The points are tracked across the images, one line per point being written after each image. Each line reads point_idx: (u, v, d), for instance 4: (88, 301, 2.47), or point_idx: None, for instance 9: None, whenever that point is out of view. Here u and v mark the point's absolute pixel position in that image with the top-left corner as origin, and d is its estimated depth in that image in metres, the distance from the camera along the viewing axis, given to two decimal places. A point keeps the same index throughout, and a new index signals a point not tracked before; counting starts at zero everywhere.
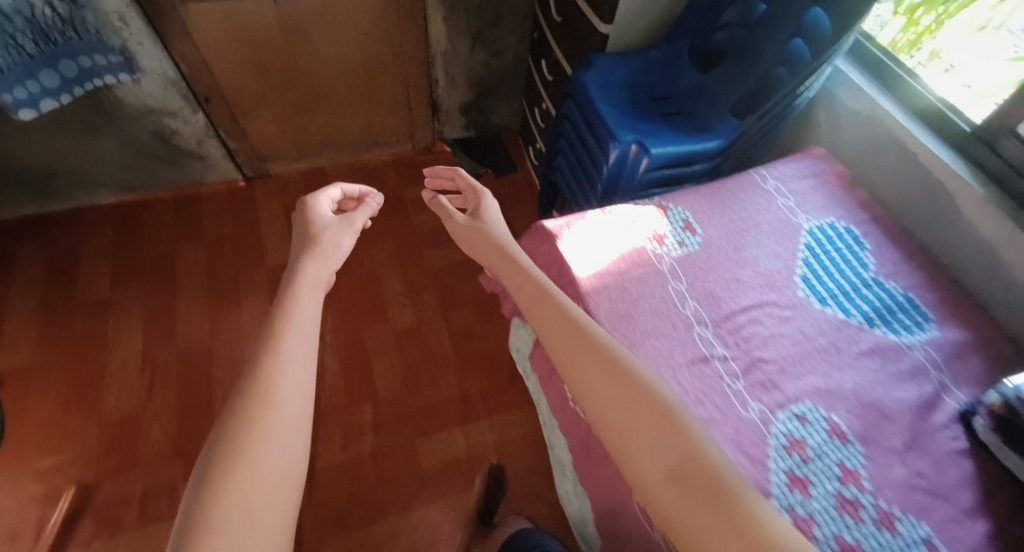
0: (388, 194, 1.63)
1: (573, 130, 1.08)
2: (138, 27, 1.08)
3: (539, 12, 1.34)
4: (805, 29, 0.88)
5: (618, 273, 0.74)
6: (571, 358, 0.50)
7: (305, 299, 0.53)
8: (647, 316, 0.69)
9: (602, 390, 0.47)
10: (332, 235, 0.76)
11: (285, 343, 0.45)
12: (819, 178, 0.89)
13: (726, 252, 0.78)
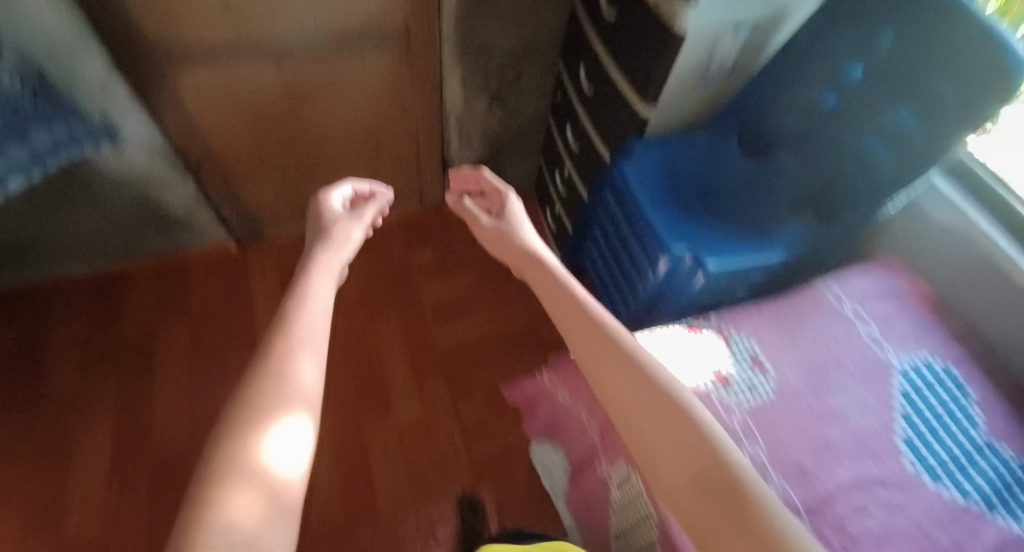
0: (393, 259, 1.50)
1: (607, 223, 0.96)
2: (123, 98, 0.93)
3: (563, 74, 1.21)
4: (889, 126, 0.73)
5: None
6: (591, 359, 0.53)
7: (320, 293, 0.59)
8: None
9: (625, 390, 0.48)
10: (342, 227, 0.83)
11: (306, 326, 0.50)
12: (901, 297, 0.77)
13: (809, 401, 0.65)
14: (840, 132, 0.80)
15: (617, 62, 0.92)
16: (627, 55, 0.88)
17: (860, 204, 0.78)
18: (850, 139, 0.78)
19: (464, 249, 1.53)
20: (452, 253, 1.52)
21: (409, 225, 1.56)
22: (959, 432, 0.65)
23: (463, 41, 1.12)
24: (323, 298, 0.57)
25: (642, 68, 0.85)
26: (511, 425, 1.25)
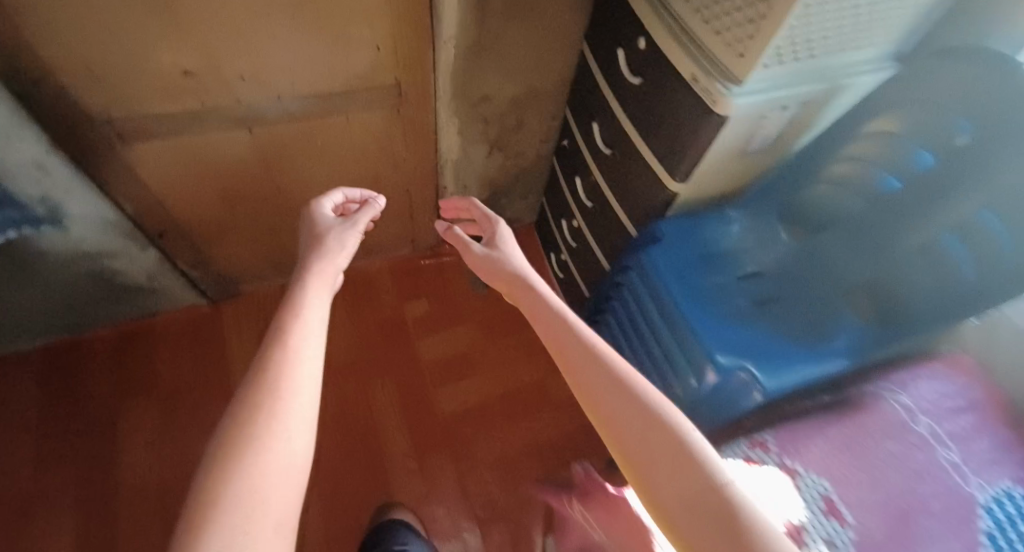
0: (386, 313, 1.37)
1: (633, 305, 0.84)
2: (64, 175, 0.79)
3: (572, 122, 1.10)
4: (961, 223, 0.64)
5: None
6: (589, 381, 0.52)
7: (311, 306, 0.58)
8: None
9: (623, 410, 0.48)
10: (336, 234, 0.72)
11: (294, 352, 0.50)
12: (976, 411, 0.69)
13: None
14: (907, 223, 0.71)
15: (642, 128, 0.83)
16: (656, 125, 0.80)
17: (928, 311, 0.69)
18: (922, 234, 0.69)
19: (463, 299, 1.41)
20: (449, 304, 1.40)
21: (401, 273, 1.42)
22: None
23: (460, 87, 1.00)
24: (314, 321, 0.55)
25: (676, 142, 0.76)
26: (521, 506, 1.15)
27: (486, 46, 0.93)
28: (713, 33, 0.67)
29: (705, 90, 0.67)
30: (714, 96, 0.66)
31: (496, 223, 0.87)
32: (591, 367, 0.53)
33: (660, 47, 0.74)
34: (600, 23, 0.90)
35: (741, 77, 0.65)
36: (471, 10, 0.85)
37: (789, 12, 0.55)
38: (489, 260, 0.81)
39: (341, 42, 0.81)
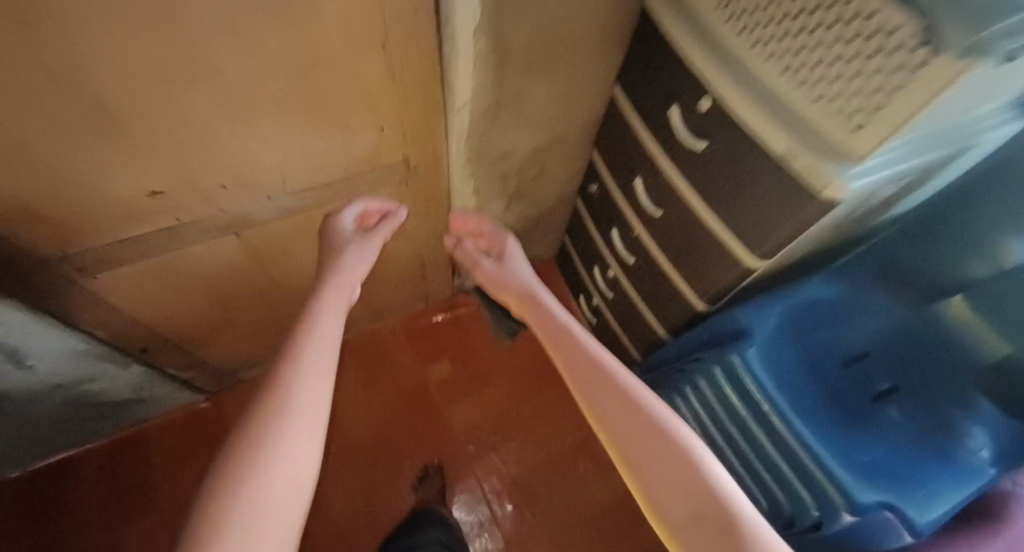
0: (404, 379, 1.26)
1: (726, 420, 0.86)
2: (17, 317, 0.66)
3: (601, 164, 0.97)
4: None
5: None
6: (599, 395, 0.49)
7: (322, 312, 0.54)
8: None
9: (632, 429, 0.45)
10: (353, 248, 0.67)
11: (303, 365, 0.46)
12: None
13: None
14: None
15: (707, 200, 0.71)
16: (728, 200, 0.68)
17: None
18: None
19: (487, 355, 1.29)
20: (472, 363, 1.28)
21: (415, 332, 1.30)
22: None
23: (476, 148, 0.86)
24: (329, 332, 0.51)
25: (764, 222, 0.65)
26: None
27: (505, 103, 0.79)
28: (810, 101, 0.54)
29: (807, 174, 0.55)
30: (823, 182, 0.54)
31: (512, 242, 0.88)
32: (597, 383, 0.51)
33: (732, 115, 0.61)
34: (637, 70, 0.76)
35: (858, 154, 0.52)
36: (489, 70, 0.71)
37: (938, 89, 0.42)
38: (505, 279, 0.80)
39: (339, 125, 0.67)
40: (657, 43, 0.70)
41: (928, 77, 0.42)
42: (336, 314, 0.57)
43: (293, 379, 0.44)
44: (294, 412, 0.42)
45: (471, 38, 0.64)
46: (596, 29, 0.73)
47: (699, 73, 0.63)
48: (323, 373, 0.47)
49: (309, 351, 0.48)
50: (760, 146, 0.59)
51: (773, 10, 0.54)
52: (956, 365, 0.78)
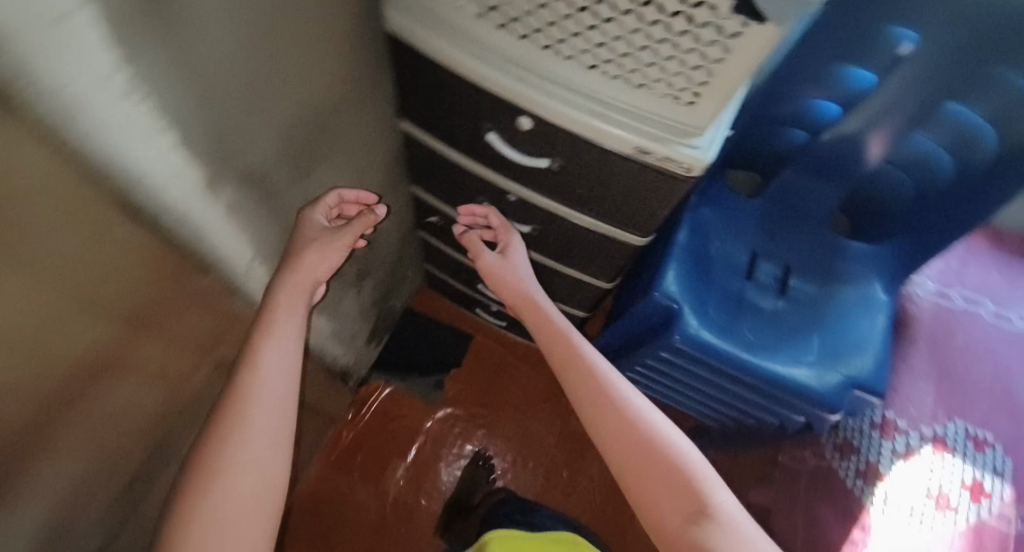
0: (364, 508, 1.08)
1: (682, 377, 0.78)
2: None
3: (429, 195, 0.82)
4: (898, 149, 0.66)
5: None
6: (593, 391, 0.55)
7: (270, 369, 0.45)
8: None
9: (626, 435, 0.52)
10: (319, 248, 0.54)
11: (255, 421, 0.43)
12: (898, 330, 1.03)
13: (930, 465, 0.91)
14: (848, 151, 0.69)
15: (579, 204, 0.64)
16: (601, 200, 0.61)
17: (907, 214, 0.71)
18: (863, 148, 0.67)
19: (429, 424, 1.15)
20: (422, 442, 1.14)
21: (344, 458, 1.11)
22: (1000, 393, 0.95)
23: None
24: (284, 383, 0.46)
25: (645, 208, 0.60)
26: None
27: (293, 221, 0.60)
28: (631, 91, 0.48)
29: (665, 161, 0.51)
30: (684, 166, 0.50)
31: (512, 240, 0.71)
32: (592, 387, 0.56)
33: (564, 128, 0.53)
34: (426, 100, 0.62)
35: (701, 124, 0.48)
36: (254, 211, 0.51)
37: (760, 52, 0.39)
38: (500, 273, 0.68)
39: (99, 422, 0.44)
40: (433, 72, 0.57)
41: (744, 45, 0.39)
42: (285, 367, 0.46)
43: (248, 426, 0.42)
44: (240, 469, 0.41)
45: (207, 201, 0.44)
46: (336, 85, 0.55)
47: (504, 98, 0.53)
48: (283, 384, 0.45)
49: (244, 399, 0.43)
50: (608, 148, 0.53)
51: (549, 11, 0.43)
52: (819, 218, 0.75)
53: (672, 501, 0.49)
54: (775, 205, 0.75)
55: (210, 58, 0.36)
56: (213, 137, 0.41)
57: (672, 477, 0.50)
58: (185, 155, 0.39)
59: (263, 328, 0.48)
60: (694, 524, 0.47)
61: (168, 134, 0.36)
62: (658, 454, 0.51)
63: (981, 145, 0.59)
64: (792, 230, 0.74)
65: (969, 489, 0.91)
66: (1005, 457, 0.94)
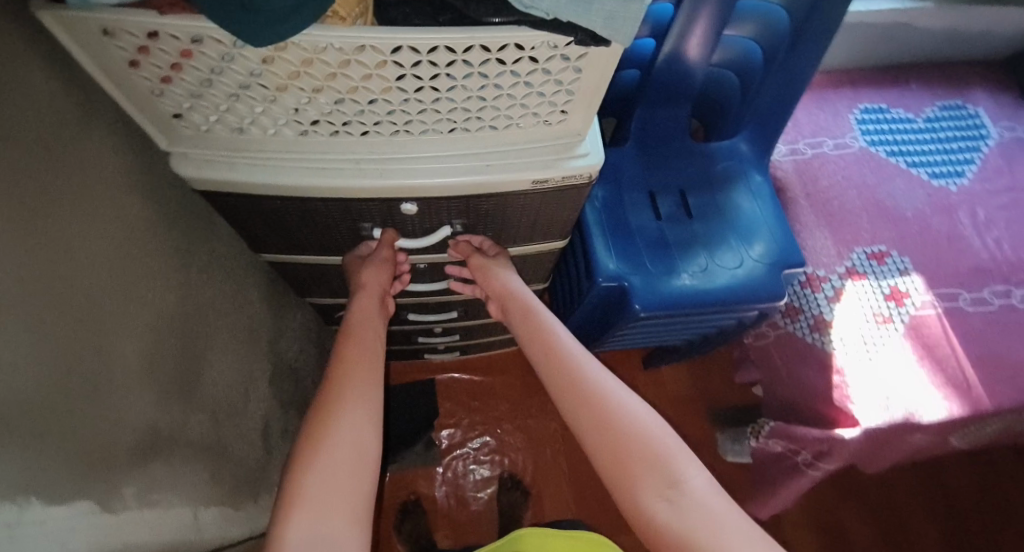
0: None
1: (657, 330, 0.79)
2: None
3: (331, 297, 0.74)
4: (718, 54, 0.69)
5: (952, 378, 0.65)
6: (558, 378, 0.50)
7: (361, 370, 0.46)
8: (931, 358, 0.67)
9: (588, 417, 0.45)
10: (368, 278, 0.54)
11: (350, 400, 0.43)
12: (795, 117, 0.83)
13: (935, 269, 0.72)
14: (679, 71, 0.66)
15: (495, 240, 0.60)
16: (515, 229, 0.59)
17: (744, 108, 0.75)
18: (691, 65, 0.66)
19: (440, 482, 1.11)
20: (444, 500, 1.09)
21: None
22: (950, 166, 0.79)
23: (253, 483, 0.57)
24: (371, 378, 0.46)
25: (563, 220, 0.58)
26: None
27: (214, 434, 0.50)
28: (501, 134, 0.44)
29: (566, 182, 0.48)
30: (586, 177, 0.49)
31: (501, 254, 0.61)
32: (558, 370, 0.50)
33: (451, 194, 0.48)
34: (280, 228, 0.54)
35: (581, 131, 0.46)
36: (169, 468, 0.42)
37: (611, 62, 0.38)
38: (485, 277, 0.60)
39: None
40: (277, 206, 0.49)
41: (593, 62, 0.37)
42: (370, 365, 0.48)
43: (344, 402, 0.43)
44: (340, 436, 0.40)
45: (117, 512, 0.35)
46: (161, 282, 0.44)
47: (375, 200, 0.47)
48: (367, 386, 0.45)
49: (344, 380, 0.45)
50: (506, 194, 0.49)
51: (381, 102, 0.39)
52: (682, 140, 0.76)
53: (640, 487, 0.40)
54: (643, 146, 0.76)
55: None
56: (63, 448, 0.31)
57: (637, 458, 0.41)
58: (44, 501, 0.29)
59: (347, 339, 0.49)
60: (661, 502, 0.39)
61: (7, 505, 0.27)
62: (621, 424, 0.44)
63: (779, 28, 0.65)
64: (667, 160, 0.76)
65: (888, 296, 0.71)
66: (906, 257, 0.73)
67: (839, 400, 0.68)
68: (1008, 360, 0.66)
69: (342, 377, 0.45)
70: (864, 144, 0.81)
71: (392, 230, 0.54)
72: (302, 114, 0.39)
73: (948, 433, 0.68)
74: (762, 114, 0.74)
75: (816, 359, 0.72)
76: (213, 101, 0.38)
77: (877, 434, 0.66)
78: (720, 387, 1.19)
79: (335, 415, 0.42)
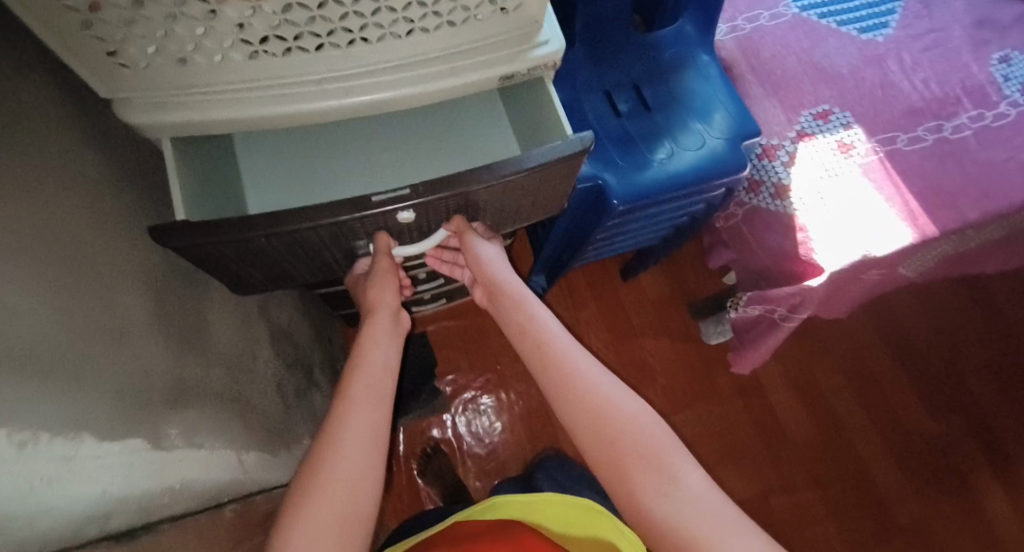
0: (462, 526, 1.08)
1: (634, 225, 0.83)
2: None
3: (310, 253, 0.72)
4: None
5: (905, 210, 0.72)
6: (555, 377, 0.55)
7: (372, 387, 0.49)
8: (885, 196, 0.73)
9: (588, 418, 0.51)
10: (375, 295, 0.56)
11: (361, 423, 0.46)
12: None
13: (873, 118, 0.78)
14: None
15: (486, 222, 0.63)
16: (505, 210, 0.60)
17: None
18: None
19: (454, 422, 1.13)
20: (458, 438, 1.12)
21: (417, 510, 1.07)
22: (875, 19, 0.83)
23: (281, 433, 0.58)
24: (380, 398, 0.49)
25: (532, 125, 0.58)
26: (681, 363, 1.20)
27: (234, 388, 0.50)
28: (460, 32, 0.44)
29: (565, 157, 0.48)
30: (583, 145, 0.48)
31: (495, 245, 0.65)
32: (557, 368, 0.55)
33: (451, 187, 0.46)
34: (263, 263, 0.50)
35: (540, 17, 0.46)
36: (203, 415, 0.42)
37: None
38: (477, 265, 0.64)
39: None
40: (267, 246, 0.46)
41: None
42: (380, 382, 0.51)
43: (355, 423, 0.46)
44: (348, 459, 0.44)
45: (167, 448, 0.36)
46: (143, 239, 0.44)
47: (373, 212, 0.44)
48: (366, 440, 0.46)
49: (355, 401, 0.48)
50: (505, 177, 0.47)
51: (334, 6, 0.37)
52: (625, 34, 0.77)
53: (643, 485, 0.47)
54: (592, 46, 0.76)
55: (12, 330, 0.26)
56: (98, 388, 0.32)
57: (638, 457, 0.49)
58: (98, 435, 0.30)
59: (359, 357, 0.52)
60: (661, 495, 0.47)
61: (57, 438, 0.27)
62: (618, 425, 0.50)
63: None
64: (617, 56, 0.76)
65: (838, 149, 0.76)
66: (848, 112, 0.78)
67: (804, 255, 0.74)
68: (945, 186, 0.73)
69: (342, 426, 0.46)
70: (797, 11, 0.84)
71: (384, 232, 0.53)
72: (249, 31, 0.38)
73: (901, 262, 0.76)
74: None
75: (780, 222, 0.77)
76: (149, 27, 0.35)
77: (844, 274, 0.72)
78: (696, 282, 1.25)
79: (345, 437, 0.45)
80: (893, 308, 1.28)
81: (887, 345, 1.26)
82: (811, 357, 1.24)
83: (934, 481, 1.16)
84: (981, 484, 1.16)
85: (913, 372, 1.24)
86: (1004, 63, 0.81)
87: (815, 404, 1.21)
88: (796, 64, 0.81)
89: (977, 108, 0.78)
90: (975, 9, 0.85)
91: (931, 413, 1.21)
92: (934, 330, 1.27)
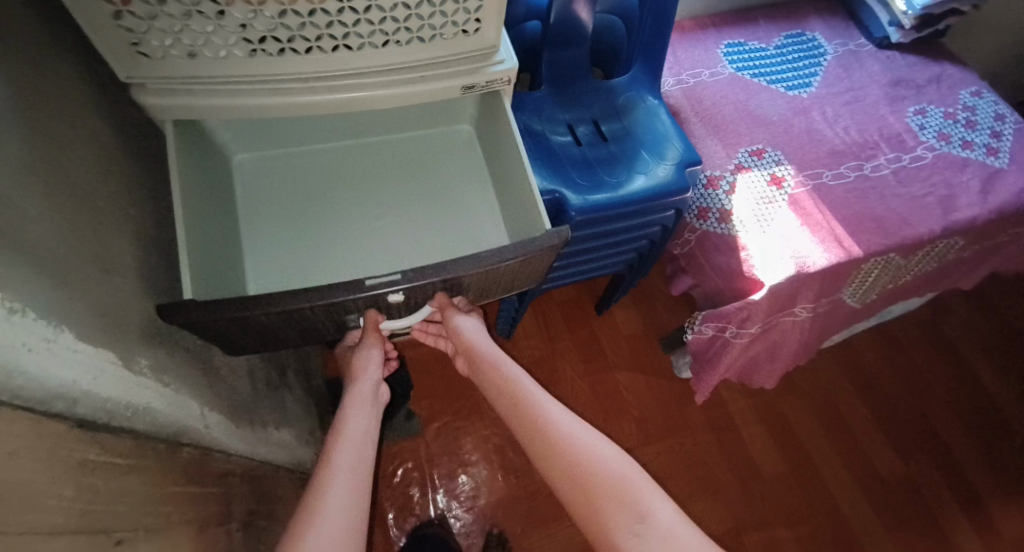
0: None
1: (597, 245, 0.89)
2: None
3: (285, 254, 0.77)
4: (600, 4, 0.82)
5: (830, 233, 0.80)
6: (531, 431, 0.54)
7: (353, 448, 0.50)
8: (814, 221, 0.81)
9: (563, 466, 0.50)
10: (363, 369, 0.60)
11: (338, 477, 0.46)
12: (674, 57, 0.99)
13: (803, 156, 0.88)
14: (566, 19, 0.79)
15: (468, 298, 0.64)
16: (488, 285, 0.59)
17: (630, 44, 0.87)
18: (578, 16, 0.80)
19: (427, 444, 1.09)
20: (430, 466, 1.07)
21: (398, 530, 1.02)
22: (801, 78, 0.97)
23: (246, 410, 0.60)
24: (363, 458, 0.49)
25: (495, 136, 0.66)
26: (654, 394, 1.22)
27: (204, 353, 0.53)
28: (429, 46, 0.53)
29: (538, 248, 0.52)
30: (557, 239, 0.54)
31: (472, 315, 0.67)
32: (531, 422, 0.55)
33: (436, 274, 0.50)
34: (263, 335, 0.51)
35: (496, 39, 0.56)
36: (172, 360, 0.46)
37: None
38: (455, 337, 0.66)
39: None
40: (267, 324, 0.48)
41: None
42: (363, 444, 0.51)
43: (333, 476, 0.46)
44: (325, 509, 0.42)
45: (135, 372, 0.39)
46: (139, 203, 0.49)
47: (365, 296, 0.48)
48: (347, 493, 0.45)
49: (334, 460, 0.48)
50: (490, 265, 0.51)
51: (321, 12, 0.46)
52: (584, 79, 0.88)
53: (617, 527, 0.45)
54: (555, 89, 0.87)
55: (21, 224, 0.31)
56: (85, 298, 0.36)
57: (609, 498, 0.47)
58: (76, 333, 0.33)
59: (344, 422, 0.53)
60: (635, 536, 0.44)
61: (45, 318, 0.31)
62: (589, 467, 0.49)
63: None
64: (577, 96, 0.88)
65: (770, 181, 0.86)
66: (779, 151, 0.88)
67: (747, 270, 0.79)
68: (871, 212, 0.82)
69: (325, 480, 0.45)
70: (734, 70, 0.97)
71: (374, 309, 0.55)
72: (250, 31, 0.46)
73: (838, 280, 0.82)
74: (642, 45, 0.87)
75: (724, 243, 0.84)
76: (168, 22, 0.43)
77: (781, 289, 0.78)
78: (666, 319, 1.30)
79: (324, 489, 0.44)
80: (858, 347, 1.32)
81: (854, 384, 1.28)
82: (780, 393, 1.25)
83: (906, 524, 1.14)
84: (954, 527, 1.14)
85: (879, 411, 1.25)
86: (919, 115, 0.93)
87: (787, 440, 1.20)
88: (734, 111, 0.93)
89: (893, 151, 0.89)
90: (891, 71, 0.99)
91: (900, 453, 1.21)
92: (899, 369, 1.31)
